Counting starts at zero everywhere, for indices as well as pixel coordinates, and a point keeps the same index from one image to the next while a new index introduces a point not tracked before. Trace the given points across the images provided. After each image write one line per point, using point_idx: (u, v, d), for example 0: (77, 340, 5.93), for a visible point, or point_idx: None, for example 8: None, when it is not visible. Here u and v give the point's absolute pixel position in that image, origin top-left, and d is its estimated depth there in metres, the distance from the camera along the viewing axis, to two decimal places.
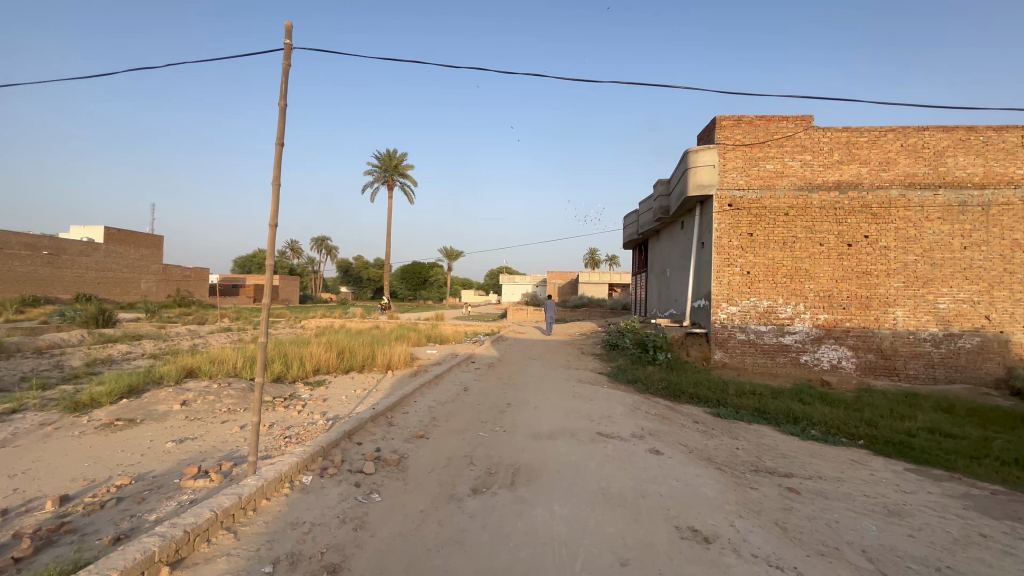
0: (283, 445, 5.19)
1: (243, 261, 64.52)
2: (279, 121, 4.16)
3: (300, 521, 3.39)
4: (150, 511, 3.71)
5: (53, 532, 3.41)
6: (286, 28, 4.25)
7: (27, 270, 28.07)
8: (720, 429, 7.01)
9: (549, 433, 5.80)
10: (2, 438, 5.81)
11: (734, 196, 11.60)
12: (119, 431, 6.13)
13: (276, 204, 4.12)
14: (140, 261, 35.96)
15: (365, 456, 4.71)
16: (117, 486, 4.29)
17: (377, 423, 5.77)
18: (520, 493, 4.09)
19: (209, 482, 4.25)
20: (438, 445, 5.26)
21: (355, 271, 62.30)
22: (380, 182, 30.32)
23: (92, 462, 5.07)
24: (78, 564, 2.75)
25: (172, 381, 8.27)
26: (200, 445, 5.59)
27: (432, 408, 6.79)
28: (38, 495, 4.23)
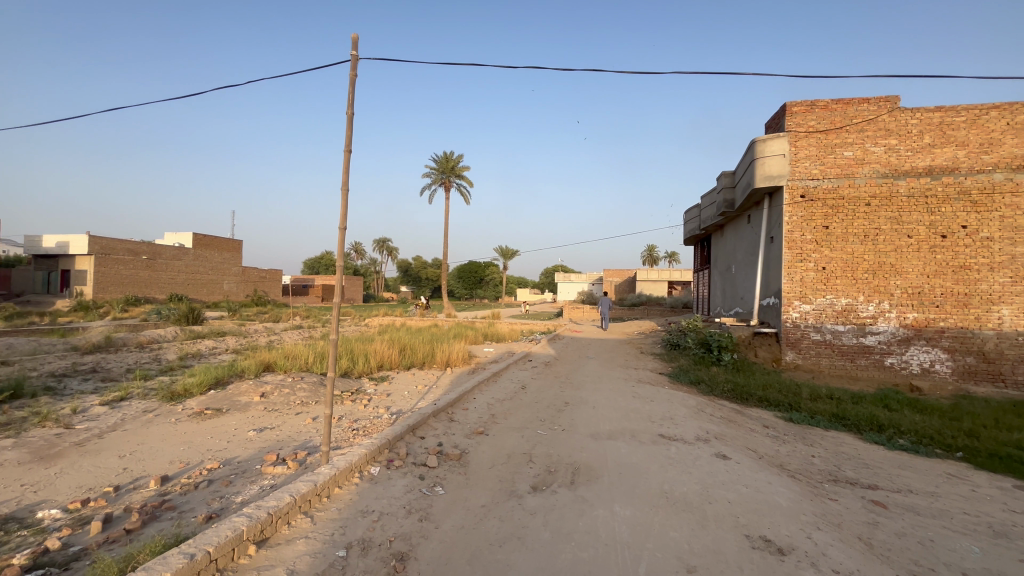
0: (351, 437, 5.46)
1: (312, 264, 68.56)
2: (348, 128, 4.38)
3: (370, 509, 3.55)
4: (236, 494, 4.04)
5: (156, 508, 3.80)
6: (353, 40, 4.48)
7: (130, 273, 31.41)
8: (793, 435, 6.59)
9: (609, 433, 5.71)
10: (113, 422, 6.54)
11: (807, 186, 10.86)
12: (208, 419, 6.71)
13: (345, 207, 4.34)
14: (223, 263, 39.07)
15: (427, 450, 4.86)
16: (207, 469, 4.71)
17: (438, 419, 5.93)
18: (581, 493, 4.06)
19: (286, 469, 4.56)
20: (498, 442, 5.33)
21: (414, 271, 64.36)
22: (437, 184, 31.08)
23: (186, 446, 5.59)
24: (179, 538, 3.03)
25: (252, 374, 8.96)
26: (277, 435, 6.00)
27: (491, 405, 6.88)
28: (143, 474, 4.73)
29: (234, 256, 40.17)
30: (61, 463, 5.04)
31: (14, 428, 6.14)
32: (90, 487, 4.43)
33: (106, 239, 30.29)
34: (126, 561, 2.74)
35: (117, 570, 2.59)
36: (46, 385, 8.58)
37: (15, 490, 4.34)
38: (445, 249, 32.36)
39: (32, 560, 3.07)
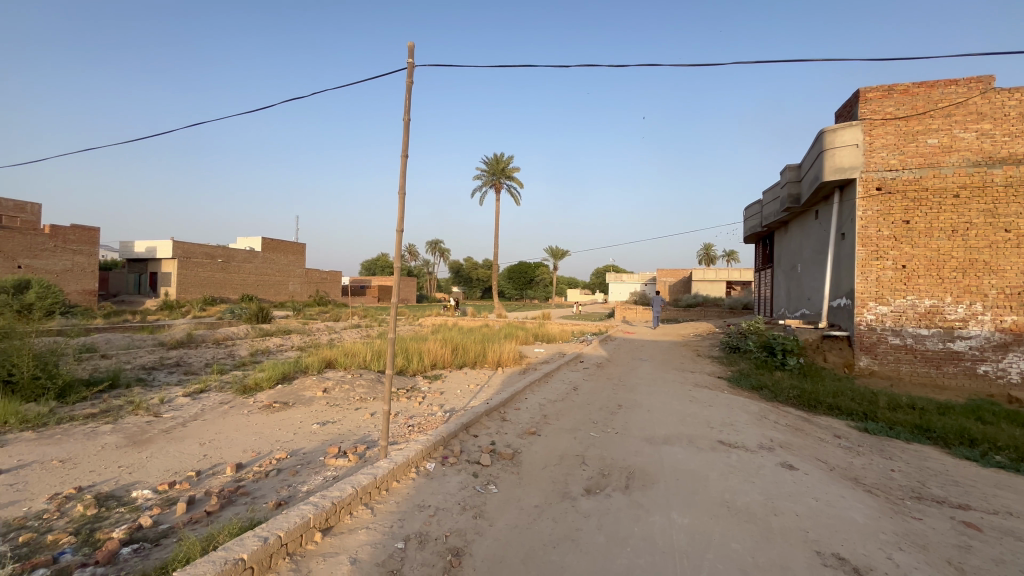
0: (407, 433, 5.63)
1: (369, 265, 71.38)
2: (404, 134, 4.53)
3: (426, 504, 3.65)
4: (303, 483, 4.28)
5: (232, 493, 4.09)
6: (409, 49, 4.63)
7: (208, 275, 34.07)
8: (869, 447, 6.11)
9: (665, 438, 5.55)
10: (194, 412, 7.12)
11: (884, 177, 10.04)
12: (276, 412, 7.15)
13: (402, 210, 4.50)
14: (289, 265, 41.47)
15: (481, 448, 4.93)
16: (276, 458, 5.02)
17: (491, 418, 5.99)
18: (636, 498, 3.97)
19: (347, 462, 4.77)
20: (550, 443, 5.31)
21: (466, 272, 65.50)
22: (488, 185, 31.44)
23: (257, 437, 5.99)
24: (252, 522, 3.24)
25: (315, 370, 9.45)
26: (338, 428, 6.29)
27: (542, 406, 6.88)
28: (220, 461, 5.11)
29: (299, 259, 42.55)
30: (151, 448, 5.55)
31: (112, 415, 6.83)
32: (176, 471, 4.84)
33: (187, 244, 33.00)
34: (208, 541, 2.96)
35: (199, 548, 2.81)
36: (138, 377, 9.48)
37: (114, 470, 4.82)
38: (496, 249, 32.46)
39: (128, 534, 3.39)
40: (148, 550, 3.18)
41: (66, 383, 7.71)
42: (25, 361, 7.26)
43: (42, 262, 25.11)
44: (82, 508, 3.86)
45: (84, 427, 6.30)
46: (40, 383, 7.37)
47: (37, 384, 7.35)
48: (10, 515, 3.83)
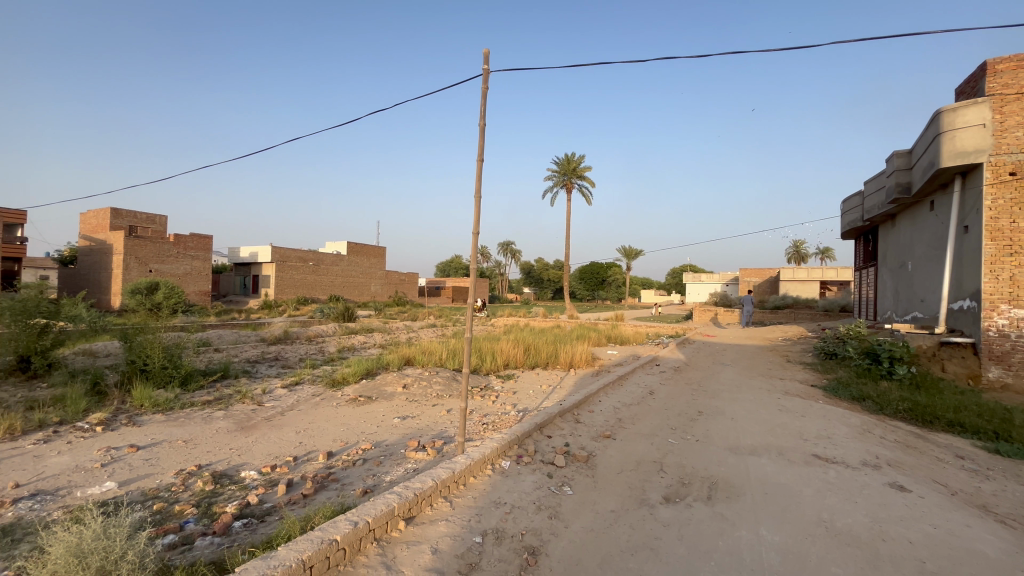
0: (482, 431, 5.77)
1: (444, 267, 73.97)
2: (480, 139, 4.65)
3: (502, 501, 3.71)
4: (386, 473, 4.53)
5: (324, 478, 4.43)
6: (485, 55, 4.75)
7: (301, 277, 37.11)
8: (1002, 471, 5.30)
9: (751, 448, 5.21)
10: (291, 403, 7.80)
11: (1019, 160, 8.70)
12: (362, 405, 7.63)
13: (478, 212, 4.63)
14: (371, 267, 44.03)
15: (555, 449, 4.92)
16: (362, 449, 5.35)
17: (564, 419, 5.96)
18: (720, 510, 3.76)
19: (426, 455, 4.99)
20: (625, 447, 5.20)
21: (538, 273, 65.80)
22: (559, 185, 31.32)
23: (345, 428, 6.42)
24: (343, 507, 3.48)
25: (396, 367, 9.98)
26: (417, 423, 6.59)
27: (617, 409, 6.73)
28: (314, 449, 5.54)
29: (380, 261, 45.07)
30: (256, 434, 6.15)
31: (224, 402, 7.65)
32: (277, 455, 5.33)
33: (284, 249, 36.15)
34: (306, 521, 3.22)
35: (299, 527, 3.06)
36: (244, 369, 10.54)
37: (226, 452, 5.40)
38: (568, 249, 32.32)
39: (239, 510, 3.78)
40: (255, 525, 3.53)
41: (187, 372, 8.76)
42: (157, 353, 8.37)
43: (167, 267, 28.75)
44: (202, 484, 4.37)
45: (202, 412, 7.12)
46: (168, 372, 8.44)
47: (166, 373, 8.42)
48: (146, 485, 4.42)
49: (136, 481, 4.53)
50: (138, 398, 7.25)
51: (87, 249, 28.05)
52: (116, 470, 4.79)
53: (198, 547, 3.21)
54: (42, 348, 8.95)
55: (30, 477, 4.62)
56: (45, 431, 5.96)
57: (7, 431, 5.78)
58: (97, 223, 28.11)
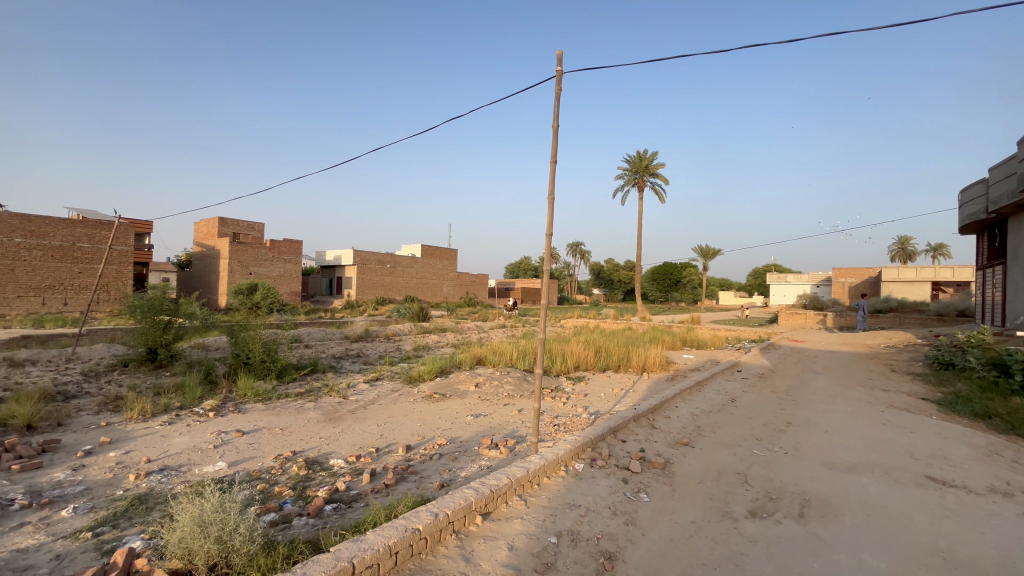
0: (554, 432, 5.77)
1: (514, 269, 74.67)
2: (553, 141, 4.66)
3: (576, 504, 3.68)
4: (462, 469, 4.67)
5: (404, 470, 4.65)
6: (558, 57, 4.76)
7: (379, 279, 39.20)
8: None
9: (850, 465, 4.75)
10: (372, 397, 8.28)
11: None
12: (437, 402, 7.93)
13: (551, 213, 4.64)
14: (444, 269, 45.53)
15: (630, 454, 4.80)
16: (438, 444, 5.56)
17: (639, 424, 5.79)
18: (814, 530, 3.47)
19: (499, 453, 5.08)
20: (705, 456, 4.96)
21: (608, 274, 64.50)
22: (630, 184, 30.55)
23: (422, 423, 6.70)
24: (423, 498, 3.64)
25: (468, 366, 10.27)
26: (490, 421, 6.74)
27: (696, 416, 6.44)
28: (394, 442, 5.84)
29: (452, 263, 46.48)
30: (342, 425, 6.59)
31: (314, 394, 8.30)
32: (361, 446, 5.68)
33: (364, 252, 38.39)
34: (390, 509, 3.40)
35: (384, 515, 3.24)
36: (331, 364, 11.35)
37: (316, 441, 5.84)
38: (640, 249, 31.39)
39: (330, 494, 4.07)
40: (343, 510, 3.79)
41: (282, 366, 9.58)
42: (257, 347, 9.26)
43: (264, 269, 31.64)
44: (297, 468, 4.77)
45: (295, 403, 7.77)
46: (266, 365, 9.29)
47: (265, 366, 9.28)
48: (251, 467, 4.90)
49: (242, 462, 5.04)
50: (243, 388, 8.04)
51: (200, 253, 31.58)
52: (226, 451, 5.37)
53: (295, 526, 3.50)
54: (166, 341, 10.22)
55: (158, 453, 5.29)
56: (169, 414, 6.80)
57: (140, 413, 6.66)
58: (208, 231, 31.62)
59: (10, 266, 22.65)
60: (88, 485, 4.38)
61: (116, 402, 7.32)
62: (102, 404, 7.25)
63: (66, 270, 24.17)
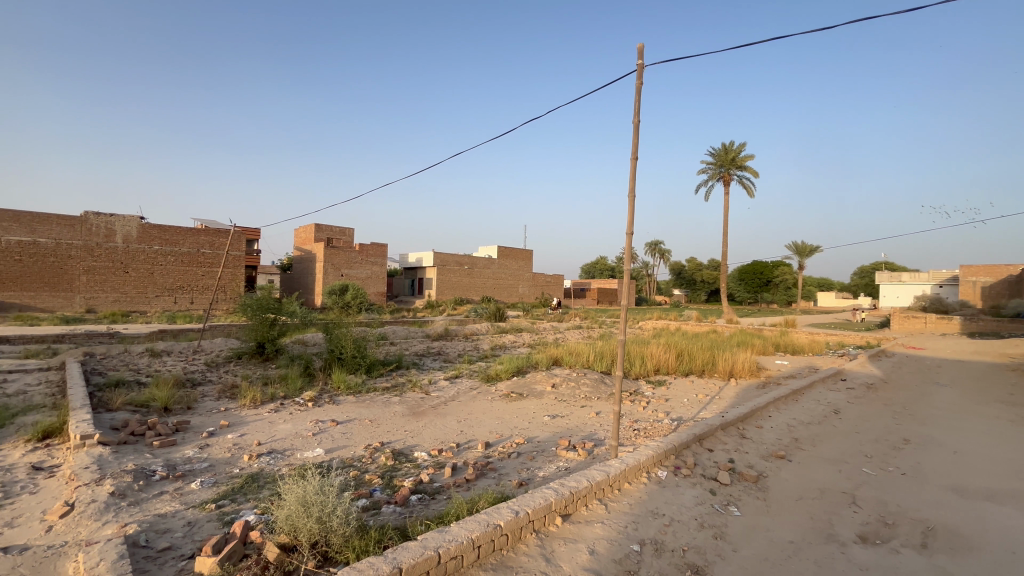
0: (634, 437, 5.60)
1: (589, 270, 73.56)
2: (633, 136, 4.53)
3: (660, 512, 3.54)
4: (540, 469, 4.69)
5: (484, 466, 4.76)
6: (639, 50, 4.62)
7: (457, 279, 40.53)
8: None
9: (987, 492, 4.11)
10: (452, 394, 8.57)
11: None
12: (514, 401, 8.02)
13: (632, 211, 4.51)
14: (519, 270, 46.01)
15: (718, 464, 4.53)
16: (516, 443, 5.62)
17: (727, 433, 5.44)
18: (941, 563, 3.04)
19: (577, 455, 5.03)
20: (805, 472, 4.55)
21: (689, 274, 61.49)
22: (715, 178, 28.89)
23: (499, 421, 6.82)
24: (503, 495, 3.70)
25: (544, 366, 10.29)
26: (566, 422, 6.69)
27: (792, 427, 5.92)
28: (474, 438, 6.00)
29: (527, 263, 46.81)
30: (425, 419, 6.89)
31: (399, 390, 8.76)
32: (443, 440, 5.90)
33: (444, 253, 39.85)
34: (472, 504, 3.50)
35: (466, 509, 3.34)
36: (414, 361, 11.91)
37: (402, 433, 6.16)
38: (727, 248, 29.42)
39: (415, 485, 4.28)
40: (427, 501, 3.96)
41: (371, 362, 10.22)
42: (349, 344, 9.97)
43: (354, 271, 33.96)
44: (385, 458, 5.07)
45: (382, 396, 8.27)
46: (357, 360, 9.97)
47: (355, 361, 9.95)
48: (345, 455, 5.28)
49: (336, 450, 5.44)
50: (337, 381, 8.69)
51: (300, 257, 34.70)
52: (323, 439, 5.83)
53: (385, 513, 3.72)
54: (272, 337, 11.33)
55: (267, 438, 5.88)
56: (275, 403, 7.53)
57: (252, 401, 7.43)
58: (306, 237, 34.61)
59: (150, 269, 26.32)
60: (211, 462, 4.98)
61: (232, 390, 8.23)
62: (221, 391, 8.19)
63: (192, 272, 27.66)
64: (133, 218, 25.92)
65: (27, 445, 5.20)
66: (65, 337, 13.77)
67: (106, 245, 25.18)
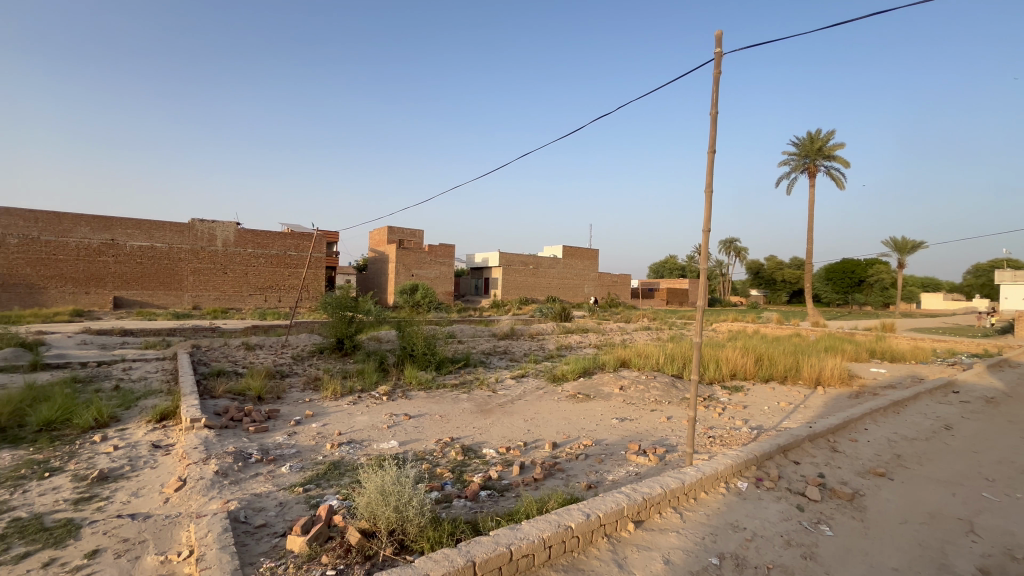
0: (709, 445, 5.33)
1: (658, 269, 71.03)
2: (712, 128, 4.31)
3: (740, 526, 3.34)
4: (609, 472, 4.60)
5: (552, 466, 4.74)
6: (717, 37, 4.39)
7: (522, 279, 40.80)
8: None
9: None
10: (519, 393, 8.62)
11: None
12: (581, 402, 7.93)
13: (710, 206, 4.29)
14: (585, 270, 45.40)
15: (806, 479, 4.19)
16: (584, 444, 5.55)
17: (816, 445, 5.02)
18: None
19: (648, 461, 4.88)
20: (909, 493, 4.10)
21: (768, 273, 57.58)
22: (799, 170, 26.79)
23: (566, 422, 6.77)
24: (573, 497, 3.67)
25: (612, 368, 10.10)
26: (635, 426, 6.51)
27: (894, 442, 5.35)
28: (541, 438, 6.01)
29: (593, 263, 46.06)
30: (492, 417, 6.99)
31: (467, 387, 8.97)
32: (511, 439, 5.95)
33: (509, 254, 40.29)
34: (541, 503, 3.49)
35: (536, 508, 3.35)
36: (481, 359, 12.16)
37: (471, 430, 6.30)
38: (811, 245, 27.10)
39: (484, 481, 4.36)
40: (497, 497, 4.01)
41: (440, 359, 10.55)
42: (420, 341, 10.37)
43: (424, 271, 35.22)
44: (455, 453, 5.21)
45: (451, 393, 8.52)
46: (427, 357, 10.34)
47: (426, 358, 10.32)
48: (418, 448, 5.49)
49: (409, 443, 5.67)
50: (409, 377, 9.07)
51: (374, 258, 36.58)
52: (398, 432, 6.11)
53: (456, 506, 3.82)
54: (350, 333, 12.04)
55: (346, 428, 6.25)
56: (353, 396, 8.00)
57: (333, 393, 7.94)
58: (380, 239, 36.47)
59: (244, 271, 28.96)
60: (299, 448, 5.38)
61: (315, 382, 8.85)
62: (306, 383, 8.83)
63: (280, 273, 30.09)
64: (232, 224, 28.59)
65: (148, 425, 5.90)
66: (177, 330, 15.49)
67: (209, 249, 27.98)
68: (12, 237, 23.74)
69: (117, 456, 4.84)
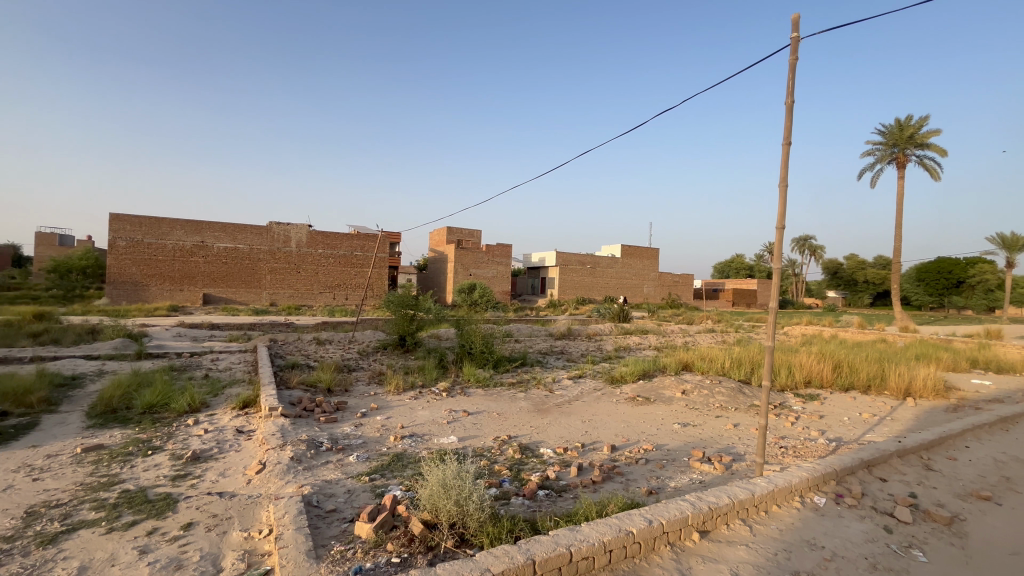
0: (781, 456, 5.01)
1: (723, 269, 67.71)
2: (787, 119, 4.05)
3: (818, 544, 3.12)
4: (671, 478, 4.44)
5: (611, 470, 4.65)
6: (793, 22, 4.12)
7: (579, 279, 40.39)
8: None
9: None
10: (576, 394, 8.54)
11: None
12: (640, 406, 7.72)
13: (785, 203, 4.03)
14: (645, 270, 44.20)
15: (895, 498, 3.83)
16: (644, 449, 5.40)
17: (907, 461, 4.57)
18: None
19: (713, 469, 4.67)
20: (1020, 520, 3.64)
21: (848, 273, 53.23)
22: (885, 161, 24.50)
23: (625, 425, 6.62)
24: (634, 502, 3.58)
25: (673, 371, 9.74)
26: (700, 432, 6.24)
27: (1001, 463, 4.76)
28: (599, 439, 5.91)
29: (653, 262, 44.75)
30: (549, 417, 6.98)
31: (524, 386, 9.01)
32: (568, 439, 5.91)
33: (566, 253, 40.04)
34: (601, 506, 3.44)
35: (596, 511, 3.30)
36: (538, 359, 12.18)
37: (529, 429, 6.32)
38: (898, 242, 24.72)
39: (542, 481, 4.35)
40: (554, 498, 3.99)
41: (497, 357, 10.67)
42: (478, 339, 10.53)
43: (481, 271, 35.78)
44: (513, 451, 5.24)
45: (509, 391, 8.59)
46: (485, 355, 10.49)
47: (484, 356, 10.48)
48: (476, 444, 5.58)
49: (468, 439, 5.78)
50: (467, 375, 9.24)
51: (434, 258, 37.64)
52: (456, 428, 6.24)
53: (514, 504, 3.84)
54: (411, 330, 12.45)
55: (408, 422, 6.48)
56: (414, 391, 8.27)
57: (395, 387, 8.26)
58: (439, 239, 37.50)
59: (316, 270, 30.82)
60: (365, 439, 5.64)
61: (380, 377, 9.24)
62: (371, 377, 9.24)
63: (347, 272, 31.76)
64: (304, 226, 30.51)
65: (233, 411, 6.43)
66: (257, 325, 16.74)
67: (284, 250, 30.04)
68: (121, 240, 26.67)
69: (207, 439, 5.30)
